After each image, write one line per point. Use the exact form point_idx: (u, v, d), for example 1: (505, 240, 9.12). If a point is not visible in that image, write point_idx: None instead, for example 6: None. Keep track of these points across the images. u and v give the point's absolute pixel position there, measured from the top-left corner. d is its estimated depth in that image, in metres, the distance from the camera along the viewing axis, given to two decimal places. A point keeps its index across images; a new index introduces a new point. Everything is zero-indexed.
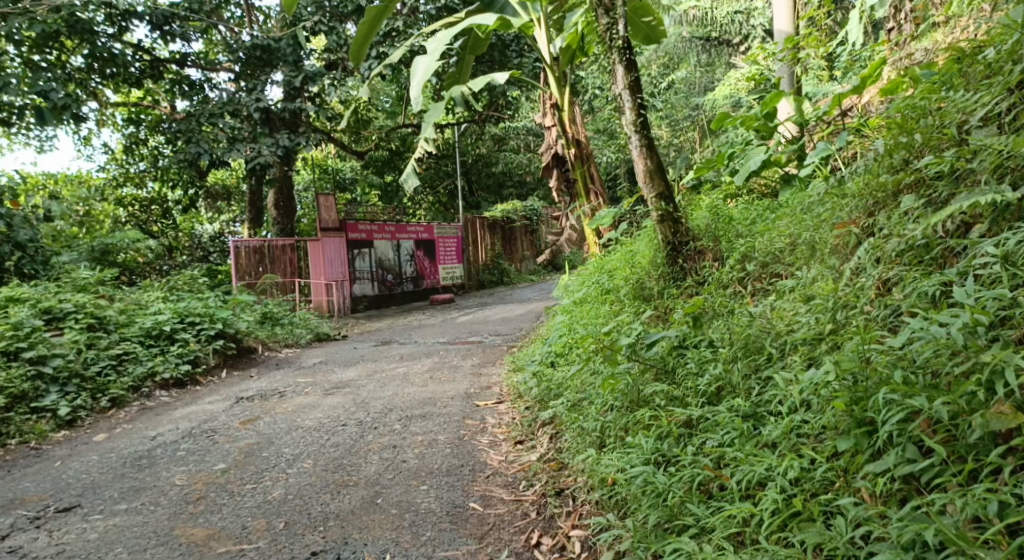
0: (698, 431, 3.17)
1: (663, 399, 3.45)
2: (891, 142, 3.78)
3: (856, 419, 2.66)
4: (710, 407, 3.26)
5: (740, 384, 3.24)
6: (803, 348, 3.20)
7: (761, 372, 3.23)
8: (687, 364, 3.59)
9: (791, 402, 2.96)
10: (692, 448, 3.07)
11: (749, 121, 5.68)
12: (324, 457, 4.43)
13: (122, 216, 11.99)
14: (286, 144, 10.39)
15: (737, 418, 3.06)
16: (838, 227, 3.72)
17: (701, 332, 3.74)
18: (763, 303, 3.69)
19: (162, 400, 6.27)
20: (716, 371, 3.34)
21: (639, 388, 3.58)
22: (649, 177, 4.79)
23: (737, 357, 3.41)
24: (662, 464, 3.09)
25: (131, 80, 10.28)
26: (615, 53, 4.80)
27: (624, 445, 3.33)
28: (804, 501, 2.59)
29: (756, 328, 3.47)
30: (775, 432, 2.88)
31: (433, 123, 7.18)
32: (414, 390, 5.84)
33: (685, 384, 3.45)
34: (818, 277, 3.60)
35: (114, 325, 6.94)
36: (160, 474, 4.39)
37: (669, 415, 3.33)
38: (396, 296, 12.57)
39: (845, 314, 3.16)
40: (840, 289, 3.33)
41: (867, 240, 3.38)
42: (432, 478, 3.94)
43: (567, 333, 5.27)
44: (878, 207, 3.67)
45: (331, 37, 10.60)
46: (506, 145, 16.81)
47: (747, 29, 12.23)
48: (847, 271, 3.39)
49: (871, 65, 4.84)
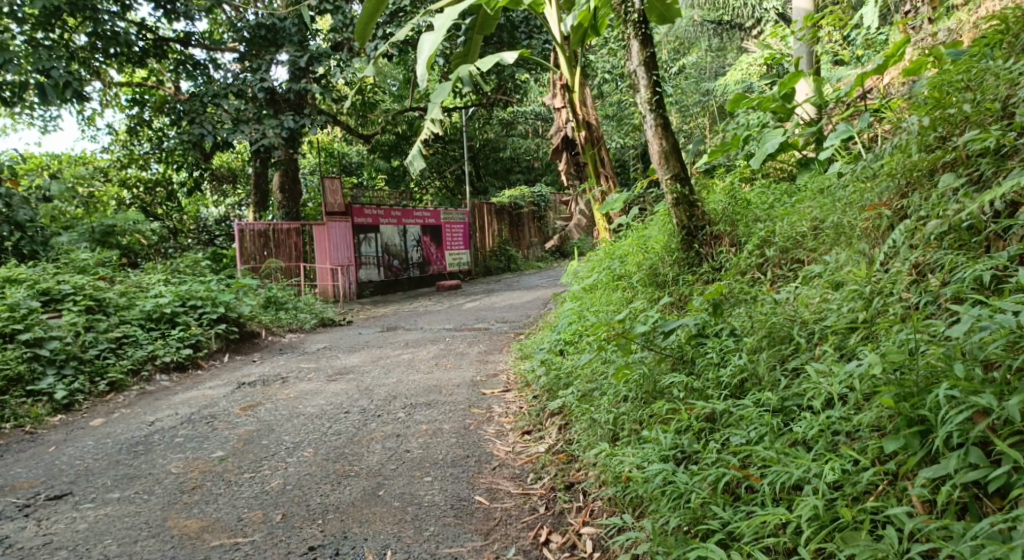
0: (723, 426, 2.99)
1: (681, 391, 3.26)
2: (922, 120, 3.61)
3: (905, 417, 2.48)
4: (734, 400, 3.07)
5: (766, 376, 3.05)
6: (835, 340, 3.02)
7: (788, 363, 3.05)
8: (706, 354, 3.40)
9: (824, 397, 2.77)
10: (716, 445, 2.90)
11: (766, 102, 5.46)
12: (326, 445, 4.27)
13: (127, 199, 11.83)
14: (290, 126, 10.16)
15: (765, 413, 2.87)
16: (868, 210, 3.54)
17: (722, 320, 3.54)
18: (787, 289, 3.51)
19: (162, 385, 6.13)
20: (740, 361, 3.15)
21: (655, 378, 3.40)
22: (664, 159, 4.61)
23: (761, 347, 3.22)
24: (684, 462, 2.92)
25: (134, 59, 10.10)
26: (630, 28, 4.63)
27: (640, 440, 3.16)
28: (845, 506, 2.41)
29: (782, 316, 3.27)
30: (810, 431, 2.70)
31: (439, 104, 6.96)
32: (418, 377, 5.70)
33: (706, 375, 3.26)
34: (849, 263, 3.40)
35: (114, 308, 6.80)
36: (156, 462, 4.24)
37: (688, 408, 3.15)
38: (402, 282, 12.42)
39: (881, 302, 2.98)
40: (874, 276, 3.14)
41: (904, 223, 3.19)
42: (436, 470, 3.79)
43: (576, 320, 5.08)
44: (911, 186, 3.46)
45: (336, 17, 10.41)
46: (514, 130, 16.65)
47: (760, 13, 12.01)
48: (883, 254, 3.20)
49: (897, 44, 4.65)
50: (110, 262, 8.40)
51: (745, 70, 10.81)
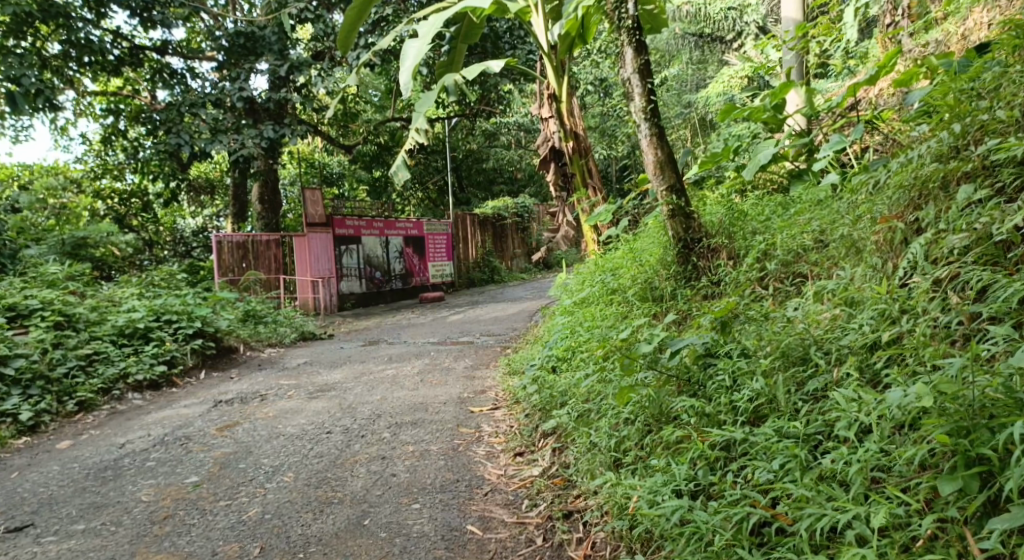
0: (740, 455, 2.81)
1: (692, 417, 3.08)
2: (937, 135, 3.49)
3: (965, 456, 2.30)
4: (751, 427, 2.89)
5: (784, 402, 2.88)
6: (858, 363, 2.85)
7: (808, 388, 2.88)
8: (715, 377, 3.21)
9: (854, 427, 2.60)
10: (735, 478, 2.72)
11: (756, 114, 5.31)
12: (307, 469, 4.05)
13: (102, 210, 11.49)
14: (270, 136, 9.93)
15: (790, 444, 2.69)
16: (879, 222, 3.39)
17: (730, 339, 3.35)
18: (797, 307, 3.35)
19: (135, 404, 5.87)
20: (757, 386, 2.96)
21: (662, 402, 3.21)
22: (659, 169, 4.45)
23: (777, 368, 3.04)
24: (700, 495, 2.74)
25: (109, 68, 9.82)
26: (624, 35, 4.47)
27: (650, 471, 2.97)
28: (893, 552, 2.23)
29: (798, 337, 3.10)
30: (840, 465, 2.52)
31: (424, 113, 6.77)
32: (404, 394, 5.48)
33: (718, 398, 3.08)
34: (868, 280, 3.24)
35: (84, 324, 6.53)
36: (125, 488, 4.00)
37: (701, 436, 2.97)
38: (385, 294, 12.19)
39: (908, 322, 2.85)
40: (896, 293, 3.02)
41: (923, 237, 3.07)
42: (425, 495, 3.58)
43: (569, 335, 4.89)
44: (925, 198, 3.32)
45: (317, 25, 10.23)
46: (497, 141, 16.51)
47: (741, 26, 11.92)
48: (903, 269, 3.07)
49: (889, 54, 4.52)
50: (82, 276, 8.13)
51: (727, 82, 10.69)
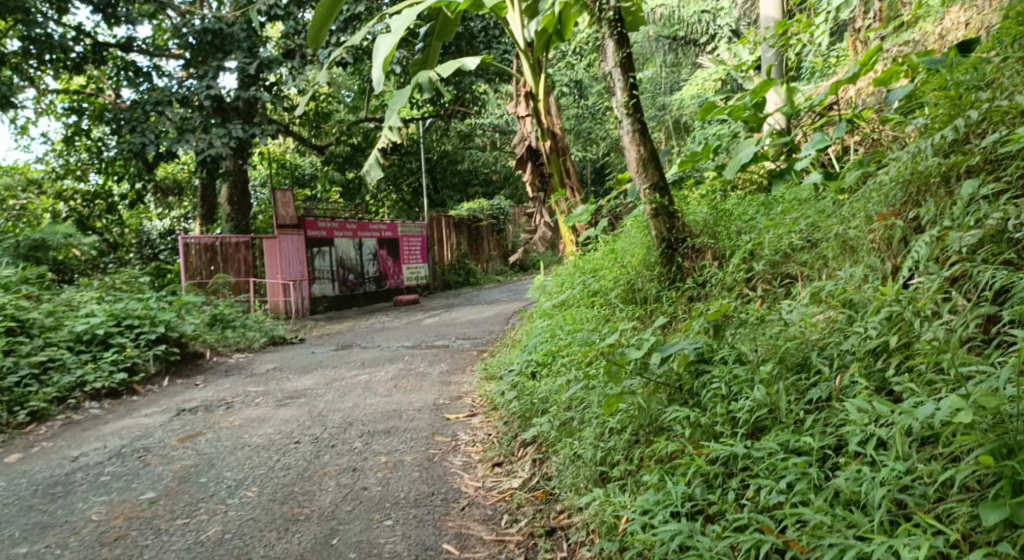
0: (741, 471, 2.63)
1: (686, 428, 2.90)
2: (940, 134, 3.36)
3: (1009, 478, 2.11)
4: (751, 440, 2.71)
5: (787, 414, 2.71)
6: (863, 370, 2.70)
7: (811, 399, 2.72)
8: (708, 384, 3.05)
9: (869, 442, 2.43)
10: (736, 497, 2.54)
11: (737, 112, 5.13)
12: (272, 483, 3.81)
13: (63, 211, 11.09)
14: (239, 135, 9.62)
15: (798, 461, 2.50)
16: (877, 220, 3.26)
17: (723, 343, 3.18)
18: (794, 310, 3.19)
19: (92, 414, 5.57)
20: (758, 396, 2.78)
21: (654, 413, 3.03)
22: (641, 167, 4.28)
23: (776, 376, 2.87)
24: (698, 516, 2.55)
25: (70, 65, 9.45)
26: (605, 27, 4.28)
27: (642, 487, 2.78)
28: None
29: (796, 342, 2.95)
30: (856, 485, 2.35)
31: (397, 111, 6.52)
32: (377, 401, 5.25)
33: (714, 408, 2.90)
34: (869, 283, 3.09)
35: (38, 330, 6.23)
36: (75, 507, 3.73)
37: (698, 449, 2.79)
38: (358, 297, 11.91)
39: (923, 325, 2.69)
40: (900, 294, 2.87)
41: (928, 234, 2.94)
42: (398, 511, 3.36)
43: (549, 339, 4.69)
44: (925, 194, 3.19)
45: (287, 22, 10.05)
46: (472, 142, 16.29)
47: (715, 29, 11.86)
48: (906, 269, 2.94)
49: (870, 52, 4.42)
50: (40, 280, 7.78)
51: (701, 84, 10.58)
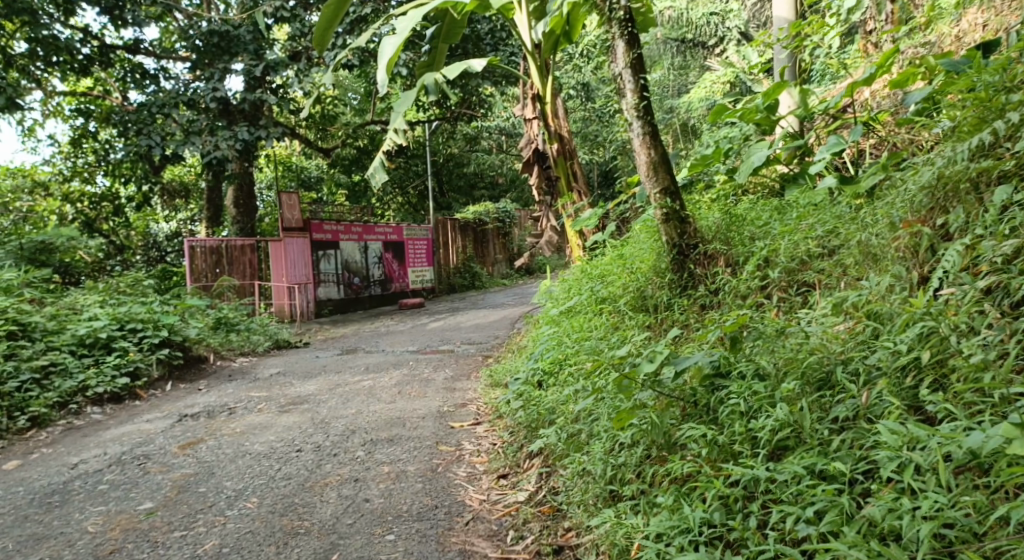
0: (762, 494, 2.52)
1: (702, 447, 2.79)
2: (970, 139, 3.26)
3: None
4: (773, 462, 2.60)
5: (812, 435, 2.59)
6: (891, 388, 2.60)
7: (837, 418, 2.61)
8: (725, 399, 2.94)
9: (905, 469, 2.32)
10: (757, 522, 2.43)
11: (748, 114, 5.01)
12: (273, 494, 3.71)
13: (70, 214, 11.03)
14: (245, 138, 9.53)
15: (826, 487, 2.39)
16: (902, 227, 3.15)
17: (741, 357, 3.06)
18: (814, 324, 3.08)
19: (93, 419, 5.48)
20: (781, 414, 2.67)
21: (668, 430, 2.92)
22: (652, 170, 4.17)
23: (798, 394, 2.77)
24: (717, 541, 2.44)
25: (77, 67, 9.38)
26: (615, 26, 4.18)
27: (657, 508, 2.67)
28: None
29: (818, 356, 2.85)
30: (892, 517, 2.23)
31: (403, 113, 6.42)
32: (381, 407, 5.15)
33: (732, 426, 2.79)
34: (896, 294, 2.98)
35: (40, 333, 6.15)
36: (71, 517, 3.64)
37: (717, 470, 2.68)
38: (363, 300, 11.83)
39: (959, 341, 2.58)
40: (931, 306, 2.77)
41: (960, 243, 2.84)
42: (401, 525, 3.26)
43: (556, 346, 4.58)
44: (953, 200, 3.08)
45: (293, 25, 9.98)
46: (478, 145, 16.23)
47: (723, 31, 11.76)
48: (936, 279, 2.84)
49: (887, 52, 4.32)
50: (44, 284, 7.70)
51: (709, 88, 10.49)
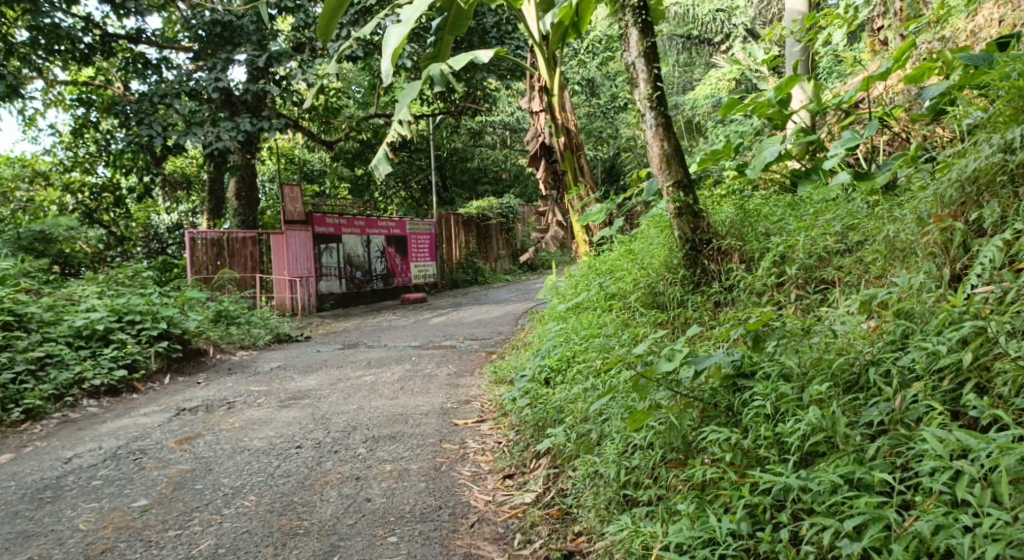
0: (790, 504, 2.40)
1: (724, 450, 2.67)
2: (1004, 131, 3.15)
3: None
4: (803, 469, 2.48)
5: (845, 440, 2.47)
6: (928, 391, 2.49)
7: (872, 423, 2.50)
8: (746, 401, 2.83)
9: (957, 481, 2.18)
10: (785, 532, 2.31)
11: (761, 109, 4.87)
12: (271, 492, 3.59)
13: (70, 204, 10.91)
14: (247, 129, 9.37)
15: (864, 498, 2.27)
16: (934, 222, 3.03)
17: (764, 357, 2.94)
18: (839, 324, 2.96)
19: (89, 412, 5.37)
20: (812, 419, 2.53)
21: (687, 432, 2.81)
22: (665, 163, 4.05)
23: (828, 396, 2.65)
24: (742, 552, 2.32)
25: (79, 56, 9.25)
26: (628, 14, 4.06)
27: (677, 515, 2.55)
28: None
29: (846, 358, 2.73)
30: (935, 531, 2.10)
31: (408, 103, 6.27)
32: (383, 403, 5.03)
33: (757, 429, 2.68)
34: (929, 292, 2.85)
35: (37, 324, 6.04)
36: (63, 514, 3.52)
37: (742, 476, 2.56)
38: (365, 294, 11.71)
39: (1006, 341, 2.46)
40: (970, 304, 2.66)
41: (1001, 237, 2.73)
42: (403, 526, 3.14)
43: (564, 343, 4.46)
44: (987, 194, 2.97)
45: (297, 15, 9.81)
46: (482, 140, 16.12)
47: (729, 28, 11.62)
48: (974, 276, 2.72)
49: (904, 46, 4.15)
50: (43, 275, 7.58)
51: (714, 84, 10.34)
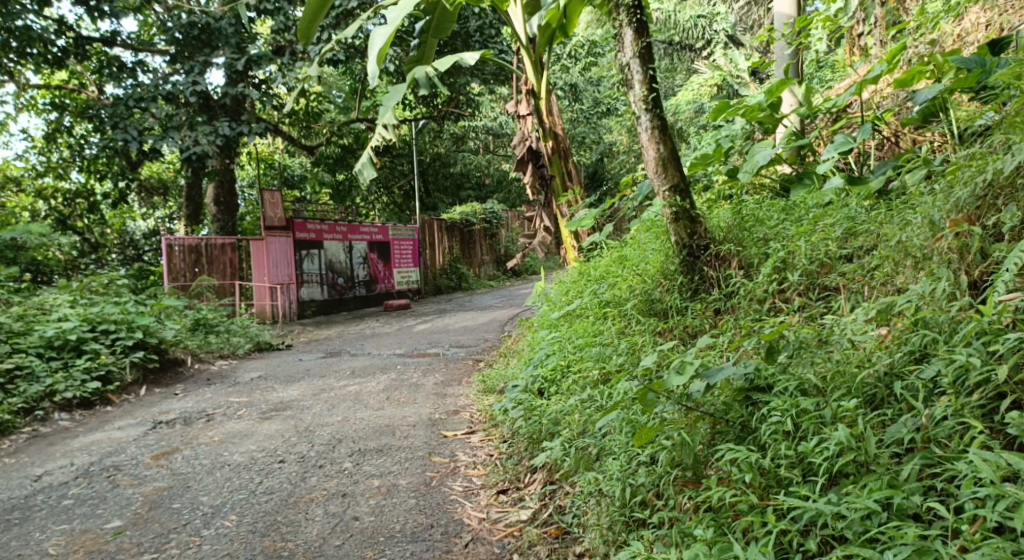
0: (815, 529, 2.29)
1: (741, 470, 2.56)
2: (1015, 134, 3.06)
3: None
4: (828, 491, 2.37)
5: (874, 461, 2.37)
6: (958, 406, 2.39)
7: (903, 441, 2.40)
8: (761, 417, 2.71)
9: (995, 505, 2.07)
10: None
11: (752, 113, 4.72)
12: (253, 510, 3.42)
13: (42, 210, 10.64)
14: (226, 133, 9.17)
15: (900, 526, 2.16)
16: (951, 227, 2.94)
17: (777, 370, 2.83)
18: (853, 336, 2.84)
19: (60, 426, 5.15)
20: (841, 439, 2.43)
21: (698, 450, 2.69)
22: (661, 167, 3.93)
23: (849, 412, 2.55)
24: None
25: (51, 59, 9.00)
26: (622, 14, 3.93)
27: (693, 539, 2.43)
28: None
29: (868, 372, 2.63)
30: None
31: (392, 107, 6.09)
32: (368, 414, 4.85)
33: (777, 447, 2.57)
34: (947, 301, 2.76)
35: (6, 335, 5.81)
36: (30, 538, 3.32)
37: (764, 499, 2.45)
38: (347, 301, 11.50)
39: None
40: (995, 315, 2.56)
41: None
42: (393, 547, 2.99)
43: (557, 352, 4.31)
44: (1006, 199, 2.89)
45: (276, 18, 9.60)
46: (464, 145, 15.97)
47: (711, 34, 11.54)
48: (1000, 283, 2.61)
49: (895, 49, 4.08)
50: (14, 285, 7.32)
51: (696, 90, 10.20)
